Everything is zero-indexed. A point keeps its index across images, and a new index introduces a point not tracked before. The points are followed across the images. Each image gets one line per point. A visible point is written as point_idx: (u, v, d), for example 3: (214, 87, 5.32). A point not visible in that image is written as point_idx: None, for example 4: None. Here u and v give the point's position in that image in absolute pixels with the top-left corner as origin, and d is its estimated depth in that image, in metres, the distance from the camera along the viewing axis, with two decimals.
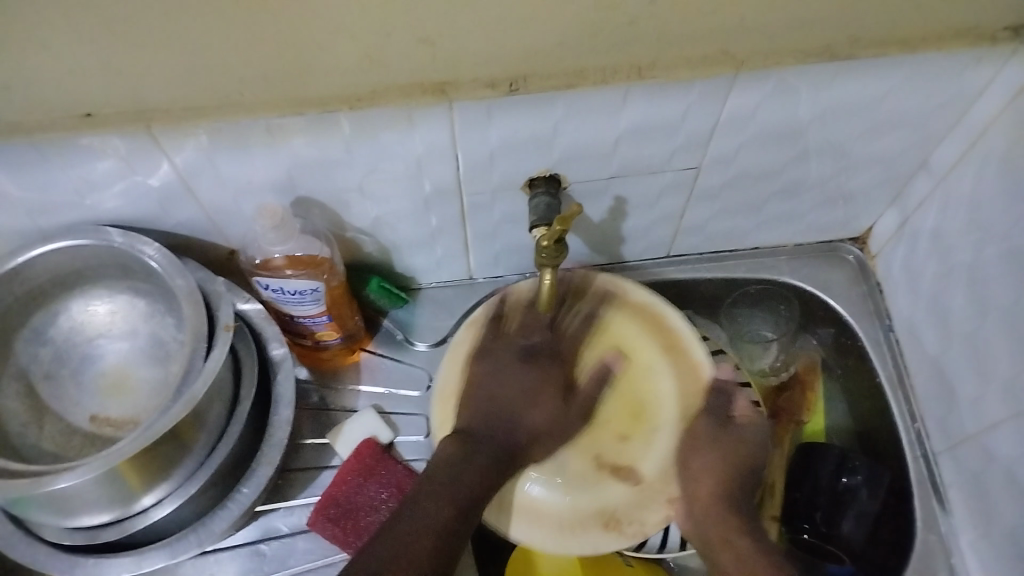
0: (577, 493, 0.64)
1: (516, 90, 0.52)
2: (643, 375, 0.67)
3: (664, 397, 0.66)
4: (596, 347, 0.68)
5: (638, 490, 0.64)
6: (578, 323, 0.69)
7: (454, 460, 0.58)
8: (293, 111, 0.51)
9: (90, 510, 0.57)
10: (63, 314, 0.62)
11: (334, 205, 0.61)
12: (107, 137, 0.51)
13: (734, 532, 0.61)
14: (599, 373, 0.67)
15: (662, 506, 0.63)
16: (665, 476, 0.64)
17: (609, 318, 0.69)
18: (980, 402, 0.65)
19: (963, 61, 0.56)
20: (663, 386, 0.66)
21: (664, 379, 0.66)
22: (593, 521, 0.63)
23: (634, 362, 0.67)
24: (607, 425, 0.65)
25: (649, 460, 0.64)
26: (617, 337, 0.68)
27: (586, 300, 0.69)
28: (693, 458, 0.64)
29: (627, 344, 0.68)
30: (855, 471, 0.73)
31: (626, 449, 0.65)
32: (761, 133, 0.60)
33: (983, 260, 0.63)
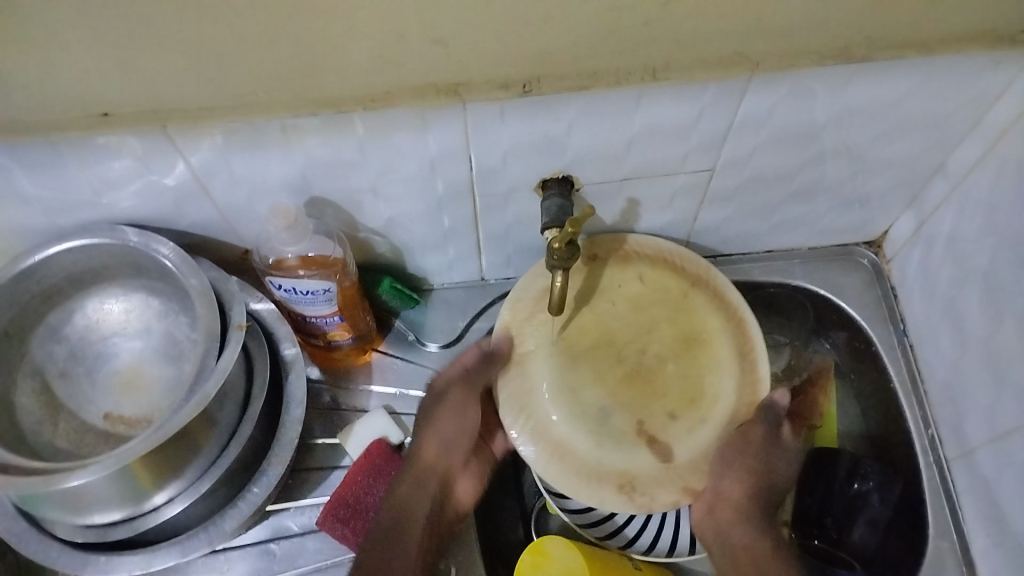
0: (608, 450, 0.64)
1: (529, 92, 0.52)
2: (712, 367, 0.66)
3: (720, 396, 0.66)
4: (675, 326, 0.68)
5: (666, 468, 0.64)
6: (659, 303, 0.69)
7: (408, 504, 0.64)
8: (309, 111, 0.51)
9: (101, 507, 0.57)
10: (78, 312, 0.62)
11: (347, 206, 0.61)
12: (124, 136, 0.51)
13: (755, 538, 0.64)
14: (672, 351, 0.67)
15: (678, 488, 0.63)
16: (696, 466, 0.64)
17: (693, 303, 0.69)
18: (994, 408, 0.65)
19: (981, 64, 0.55)
20: (724, 386, 0.66)
21: (728, 381, 0.66)
22: (610, 479, 0.63)
23: (708, 352, 0.67)
24: (664, 398, 0.66)
25: (685, 445, 0.64)
26: (697, 321, 0.68)
27: (679, 280, 0.69)
28: (727, 456, 0.64)
29: (706, 332, 0.67)
30: (866, 477, 0.75)
31: (669, 428, 0.65)
32: (776, 136, 0.60)
33: (999, 264, 0.63)
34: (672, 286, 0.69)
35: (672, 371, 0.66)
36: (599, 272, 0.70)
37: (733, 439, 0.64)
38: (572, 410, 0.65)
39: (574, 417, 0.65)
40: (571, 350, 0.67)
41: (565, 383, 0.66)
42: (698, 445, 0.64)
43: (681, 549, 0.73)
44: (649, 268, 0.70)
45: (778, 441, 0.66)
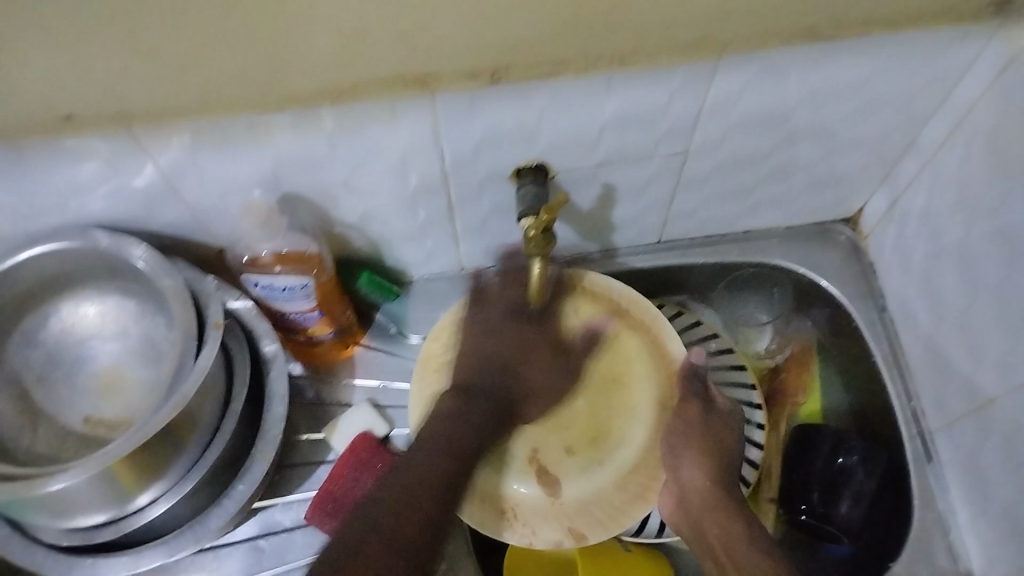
0: (498, 469, 0.66)
1: (498, 80, 0.52)
2: (626, 412, 0.67)
3: (628, 443, 0.66)
4: (597, 365, 0.69)
5: (553, 503, 0.65)
6: (589, 339, 0.69)
7: (447, 416, 0.62)
8: (276, 109, 0.51)
9: (85, 511, 0.57)
10: (54, 317, 0.62)
11: (321, 201, 0.61)
12: (91, 139, 0.51)
13: (727, 520, 0.64)
14: (593, 390, 0.68)
15: (560, 529, 0.64)
16: (582, 507, 0.64)
17: (624, 345, 0.69)
18: (973, 380, 0.65)
19: (948, 39, 0.55)
20: (634, 434, 0.66)
21: (640, 430, 0.66)
22: (494, 504, 0.64)
23: (626, 397, 0.68)
24: (564, 432, 0.67)
25: (575, 483, 0.65)
26: (620, 361, 0.69)
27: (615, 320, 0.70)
28: (618, 500, 0.64)
29: (628, 376, 0.68)
30: (851, 450, 0.73)
31: (564, 462, 0.66)
32: (747, 117, 0.60)
33: (973, 238, 0.63)
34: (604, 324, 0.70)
35: (582, 406, 0.68)
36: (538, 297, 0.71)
37: (630, 492, 0.64)
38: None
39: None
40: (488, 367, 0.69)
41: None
42: (593, 485, 0.65)
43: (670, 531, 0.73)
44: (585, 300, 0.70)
45: (714, 415, 0.67)
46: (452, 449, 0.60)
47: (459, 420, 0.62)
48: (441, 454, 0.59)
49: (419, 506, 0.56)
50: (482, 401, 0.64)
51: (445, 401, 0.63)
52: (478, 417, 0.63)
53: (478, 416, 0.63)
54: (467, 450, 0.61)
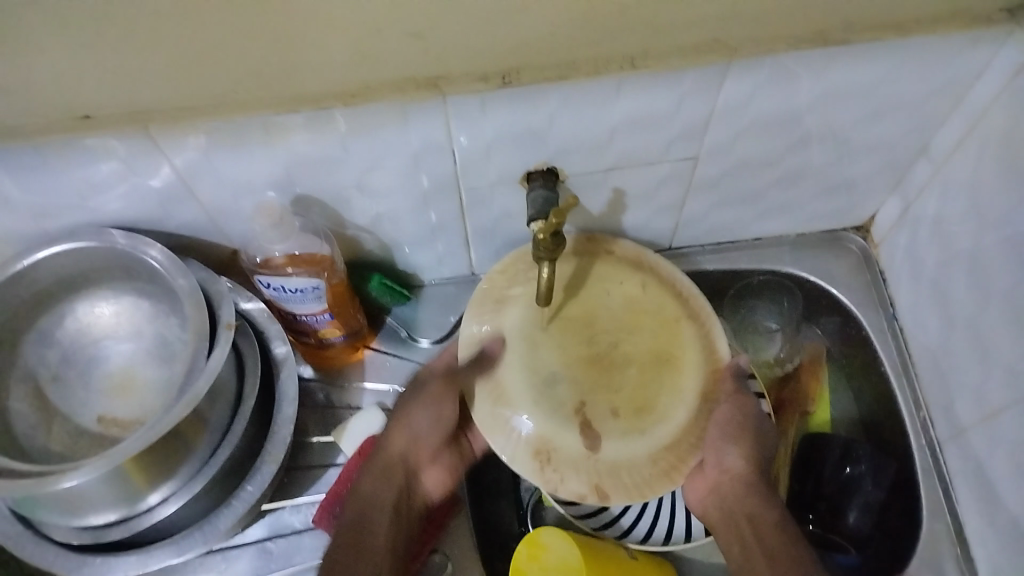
0: (541, 415, 0.62)
1: (509, 83, 0.52)
2: (672, 391, 0.64)
3: (672, 423, 0.63)
4: (655, 340, 0.66)
5: (588, 458, 0.62)
6: (651, 316, 0.67)
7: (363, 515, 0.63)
8: (291, 109, 0.52)
9: (96, 509, 0.58)
10: (69, 315, 0.62)
11: (334, 203, 0.62)
12: (108, 138, 0.51)
13: (765, 509, 0.64)
14: (644, 363, 0.64)
15: (586, 482, 0.61)
16: (614, 469, 0.62)
17: (681, 332, 0.66)
18: (984, 388, 0.65)
19: (958, 45, 0.56)
20: (679, 414, 0.63)
21: (681, 411, 0.63)
22: (529, 444, 0.62)
23: (677, 379, 0.64)
24: (616, 393, 0.63)
25: (614, 443, 0.62)
26: (676, 344, 0.66)
27: (677, 307, 0.67)
28: (648, 472, 0.62)
29: (682, 356, 0.65)
30: (859, 460, 0.74)
31: (607, 422, 0.62)
32: (758, 122, 0.60)
33: (984, 244, 0.63)
34: (667, 307, 0.67)
35: (633, 375, 0.64)
36: (613, 266, 0.69)
37: (660, 469, 0.62)
38: (525, 369, 0.64)
39: (527, 375, 0.64)
40: (553, 314, 0.66)
41: (533, 338, 0.65)
42: (634, 447, 0.62)
43: (679, 537, 0.73)
44: (653, 283, 0.69)
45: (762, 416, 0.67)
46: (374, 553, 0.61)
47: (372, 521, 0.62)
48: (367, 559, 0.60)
49: None
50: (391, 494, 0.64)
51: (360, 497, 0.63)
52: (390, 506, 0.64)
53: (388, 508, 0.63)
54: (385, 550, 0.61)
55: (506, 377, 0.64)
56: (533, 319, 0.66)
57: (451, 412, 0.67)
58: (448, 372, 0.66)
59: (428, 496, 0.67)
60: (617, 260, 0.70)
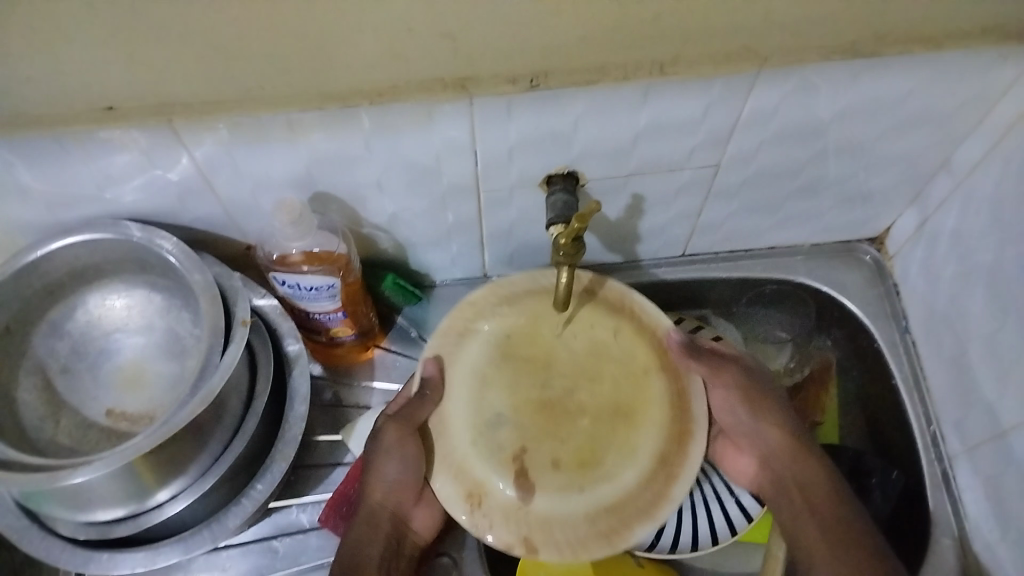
0: (480, 455, 0.59)
1: (536, 86, 0.51)
2: (625, 449, 0.59)
3: (620, 480, 0.59)
4: (616, 391, 0.61)
5: (521, 509, 0.58)
6: (617, 364, 0.62)
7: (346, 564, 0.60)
8: (314, 106, 0.50)
9: (104, 506, 0.57)
10: (80, 308, 0.62)
11: (351, 201, 0.61)
12: (129, 129, 0.50)
13: (802, 457, 0.63)
14: (599, 416, 0.60)
15: (515, 533, 0.57)
16: (547, 524, 0.58)
17: (647, 385, 0.62)
18: (998, 403, 0.65)
19: (987, 60, 0.55)
20: (626, 476, 0.59)
21: (631, 474, 0.59)
22: (464, 483, 0.59)
23: (632, 435, 0.60)
24: (559, 443, 0.60)
25: (551, 497, 0.58)
26: (640, 399, 0.61)
27: (653, 358, 0.62)
28: (583, 531, 0.58)
29: (643, 411, 0.61)
30: (870, 473, 0.74)
31: (546, 472, 0.59)
32: (781, 132, 0.60)
33: (1003, 261, 0.63)
34: (637, 356, 0.63)
35: (585, 426, 0.60)
36: (581, 308, 0.64)
37: (598, 529, 0.58)
38: (472, 410, 0.61)
39: (473, 412, 0.61)
40: (509, 350, 0.63)
41: (484, 373, 0.62)
42: (587, 500, 0.58)
43: None
44: (630, 328, 0.63)
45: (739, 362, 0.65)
46: None
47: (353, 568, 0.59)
48: None
49: None
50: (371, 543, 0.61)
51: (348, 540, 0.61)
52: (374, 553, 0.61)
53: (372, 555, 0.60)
54: None
55: (451, 411, 0.61)
56: (492, 353, 0.63)
57: (415, 457, 0.60)
58: (403, 416, 0.61)
59: (422, 527, 0.65)
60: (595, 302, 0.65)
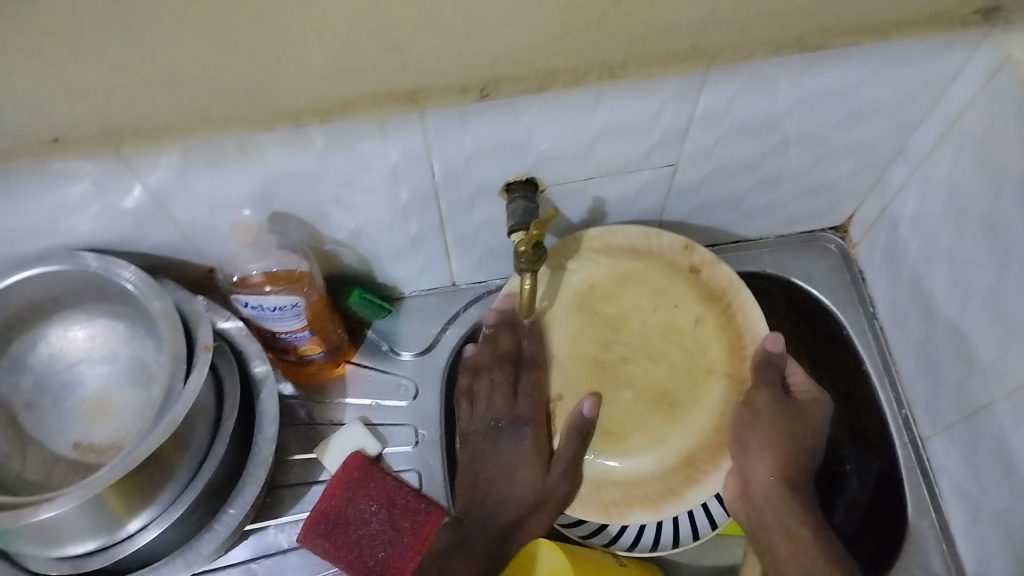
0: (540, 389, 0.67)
1: (488, 95, 0.51)
2: (655, 437, 0.66)
3: (637, 459, 0.66)
4: (671, 375, 0.67)
5: (538, 457, 0.64)
6: (685, 353, 0.68)
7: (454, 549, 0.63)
8: (264, 127, 0.50)
9: (75, 540, 0.56)
10: (42, 341, 0.61)
11: (311, 219, 0.61)
12: (78, 161, 0.50)
13: (795, 527, 0.63)
14: (645, 396, 0.67)
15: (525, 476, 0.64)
16: (554, 473, 0.65)
17: (705, 388, 0.67)
18: (965, 385, 0.65)
19: (934, 47, 0.56)
20: (642, 459, 0.66)
21: (650, 460, 0.66)
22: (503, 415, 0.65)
23: (670, 427, 0.66)
24: (596, 403, 0.67)
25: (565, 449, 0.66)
26: (691, 398, 0.67)
27: (723, 361, 0.67)
28: (587, 492, 0.65)
29: (688, 405, 0.67)
30: (844, 459, 0.77)
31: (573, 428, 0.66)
32: (736, 128, 0.60)
33: (962, 244, 0.63)
34: (706, 354, 0.68)
35: (627, 400, 0.67)
36: (675, 282, 0.69)
37: (601, 495, 0.65)
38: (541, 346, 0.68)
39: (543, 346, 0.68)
40: (592, 300, 0.70)
41: (558, 313, 0.69)
42: (604, 468, 0.66)
43: (665, 544, 0.73)
44: (712, 322, 0.68)
45: (796, 406, 0.65)
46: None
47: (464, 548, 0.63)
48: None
49: None
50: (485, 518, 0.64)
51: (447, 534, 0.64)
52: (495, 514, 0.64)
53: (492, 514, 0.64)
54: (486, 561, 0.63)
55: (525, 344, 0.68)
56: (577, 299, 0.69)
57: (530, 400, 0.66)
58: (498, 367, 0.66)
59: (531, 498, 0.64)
60: (694, 282, 0.69)
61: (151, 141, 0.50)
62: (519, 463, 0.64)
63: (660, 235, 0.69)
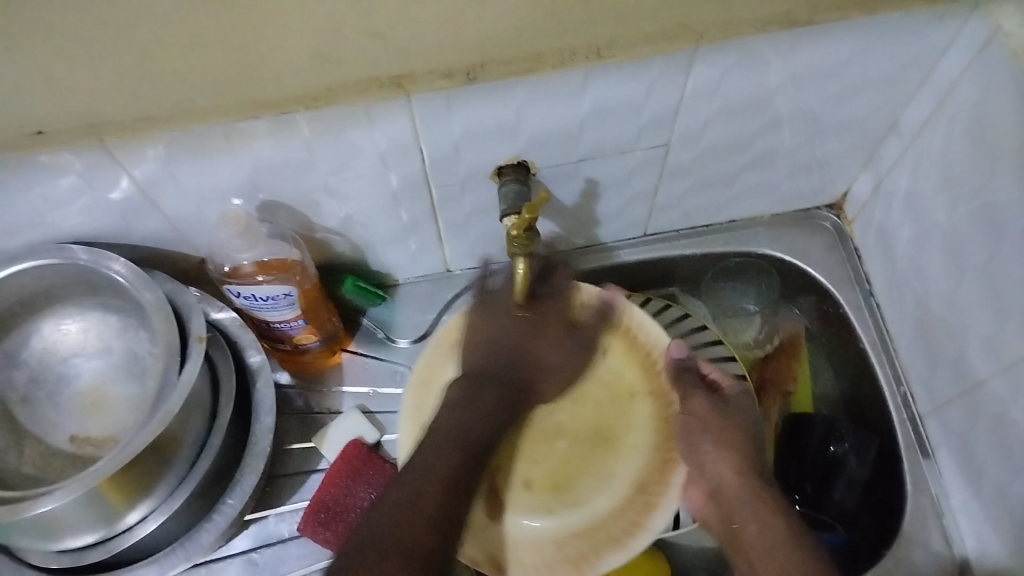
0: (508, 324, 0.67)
1: (473, 79, 0.51)
2: (600, 478, 0.63)
3: (594, 510, 0.62)
4: (598, 415, 0.65)
5: (488, 524, 0.62)
6: (601, 386, 0.66)
7: (453, 407, 0.60)
8: (251, 115, 0.50)
9: (74, 532, 0.56)
10: (35, 335, 0.61)
11: (301, 207, 0.60)
12: (62, 152, 0.49)
13: (768, 512, 0.62)
14: (579, 438, 0.64)
15: (480, 551, 0.61)
16: (515, 544, 0.61)
17: (631, 411, 0.65)
18: (962, 361, 0.65)
19: (925, 20, 0.55)
20: (597, 502, 0.62)
21: (603, 501, 0.62)
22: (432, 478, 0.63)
23: (609, 463, 0.64)
24: (535, 464, 0.63)
25: (512, 518, 0.62)
26: (621, 428, 0.65)
27: (641, 381, 0.66)
28: (552, 552, 0.61)
29: (625, 441, 0.64)
30: (842, 439, 0.74)
31: (517, 494, 0.63)
32: (727, 106, 0.60)
33: (956, 218, 0.63)
34: (623, 378, 0.67)
35: (560, 446, 0.64)
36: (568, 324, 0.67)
37: (565, 556, 0.61)
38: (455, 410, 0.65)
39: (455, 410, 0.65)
40: None
41: None
42: (560, 524, 0.62)
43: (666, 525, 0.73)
44: (620, 347, 0.68)
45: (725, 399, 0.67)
46: (462, 442, 0.57)
47: (466, 408, 0.59)
48: (449, 447, 0.57)
49: (436, 483, 0.55)
50: (495, 388, 0.61)
51: (454, 390, 0.61)
52: (493, 398, 0.61)
53: (491, 395, 0.61)
54: (474, 443, 0.58)
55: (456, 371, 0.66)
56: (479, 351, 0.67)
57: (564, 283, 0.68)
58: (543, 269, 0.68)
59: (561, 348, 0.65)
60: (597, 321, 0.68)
61: (134, 132, 0.49)
62: (544, 331, 0.64)
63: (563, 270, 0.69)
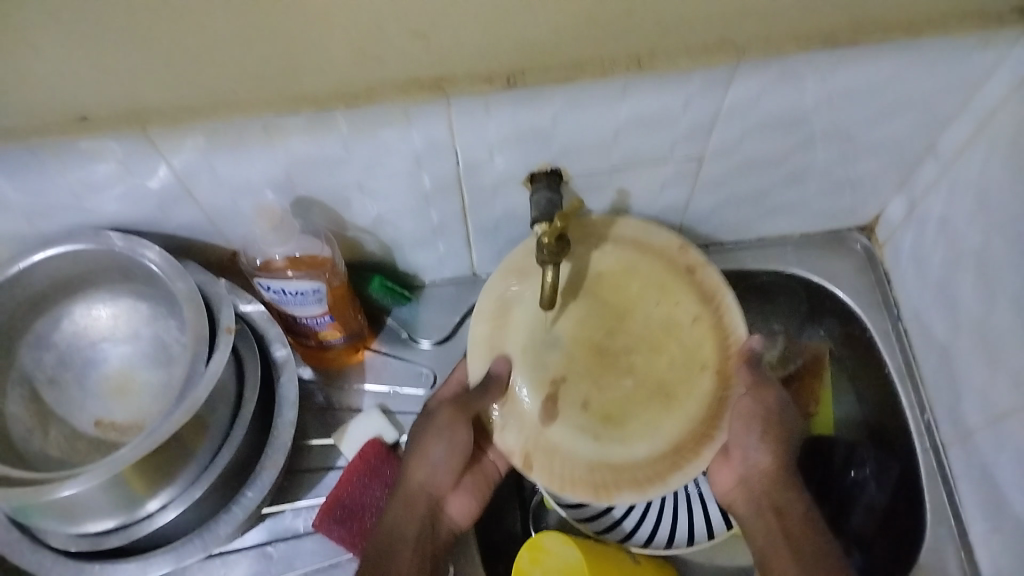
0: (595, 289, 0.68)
1: (513, 84, 0.50)
2: (649, 422, 0.65)
3: (630, 454, 0.64)
4: (665, 369, 0.66)
5: (538, 428, 0.65)
6: (679, 347, 0.66)
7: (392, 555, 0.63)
8: (290, 110, 0.49)
9: (95, 517, 0.57)
10: (66, 319, 0.62)
11: (334, 204, 0.61)
12: (106, 142, 0.50)
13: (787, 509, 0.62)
14: (643, 385, 0.66)
15: (519, 444, 0.65)
16: (552, 451, 0.65)
17: (697, 381, 0.65)
18: (990, 392, 0.64)
19: (968, 45, 0.55)
20: (637, 446, 0.64)
21: (644, 448, 0.64)
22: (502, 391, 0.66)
23: (662, 414, 0.65)
24: (595, 390, 0.66)
25: (559, 430, 0.65)
26: (683, 387, 0.65)
27: (715, 359, 0.65)
28: (580, 472, 0.64)
29: (682, 398, 0.65)
30: (863, 464, 0.77)
31: (570, 407, 0.65)
32: (763, 122, 0.59)
33: (991, 246, 0.62)
34: (701, 351, 0.66)
35: (626, 386, 0.66)
36: (673, 279, 0.67)
37: (592, 479, 0.64)
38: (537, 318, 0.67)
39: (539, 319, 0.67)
40: (591, 289, 0.68)
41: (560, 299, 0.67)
42: (596, 454, 0.65)
43: (681, 541, 0.72)
44: (709, 322, 0.66)
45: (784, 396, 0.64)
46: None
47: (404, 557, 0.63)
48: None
49: None
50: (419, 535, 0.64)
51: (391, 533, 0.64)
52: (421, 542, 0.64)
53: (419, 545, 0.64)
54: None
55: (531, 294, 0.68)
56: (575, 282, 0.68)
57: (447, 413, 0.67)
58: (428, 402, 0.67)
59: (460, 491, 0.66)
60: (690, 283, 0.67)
61: (176, 122, 0.49)
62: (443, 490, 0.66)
63: (649, 228, 0.67)
